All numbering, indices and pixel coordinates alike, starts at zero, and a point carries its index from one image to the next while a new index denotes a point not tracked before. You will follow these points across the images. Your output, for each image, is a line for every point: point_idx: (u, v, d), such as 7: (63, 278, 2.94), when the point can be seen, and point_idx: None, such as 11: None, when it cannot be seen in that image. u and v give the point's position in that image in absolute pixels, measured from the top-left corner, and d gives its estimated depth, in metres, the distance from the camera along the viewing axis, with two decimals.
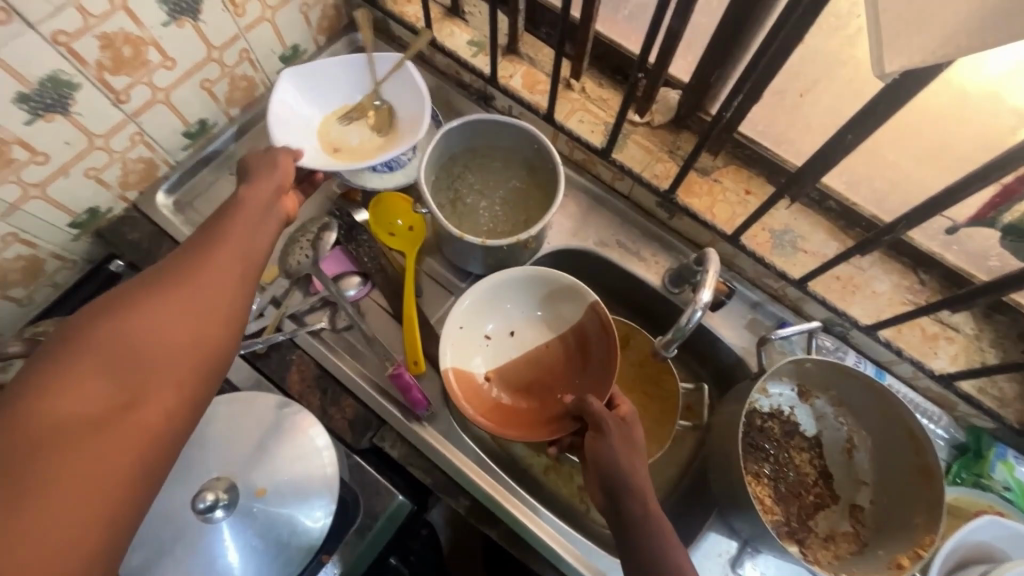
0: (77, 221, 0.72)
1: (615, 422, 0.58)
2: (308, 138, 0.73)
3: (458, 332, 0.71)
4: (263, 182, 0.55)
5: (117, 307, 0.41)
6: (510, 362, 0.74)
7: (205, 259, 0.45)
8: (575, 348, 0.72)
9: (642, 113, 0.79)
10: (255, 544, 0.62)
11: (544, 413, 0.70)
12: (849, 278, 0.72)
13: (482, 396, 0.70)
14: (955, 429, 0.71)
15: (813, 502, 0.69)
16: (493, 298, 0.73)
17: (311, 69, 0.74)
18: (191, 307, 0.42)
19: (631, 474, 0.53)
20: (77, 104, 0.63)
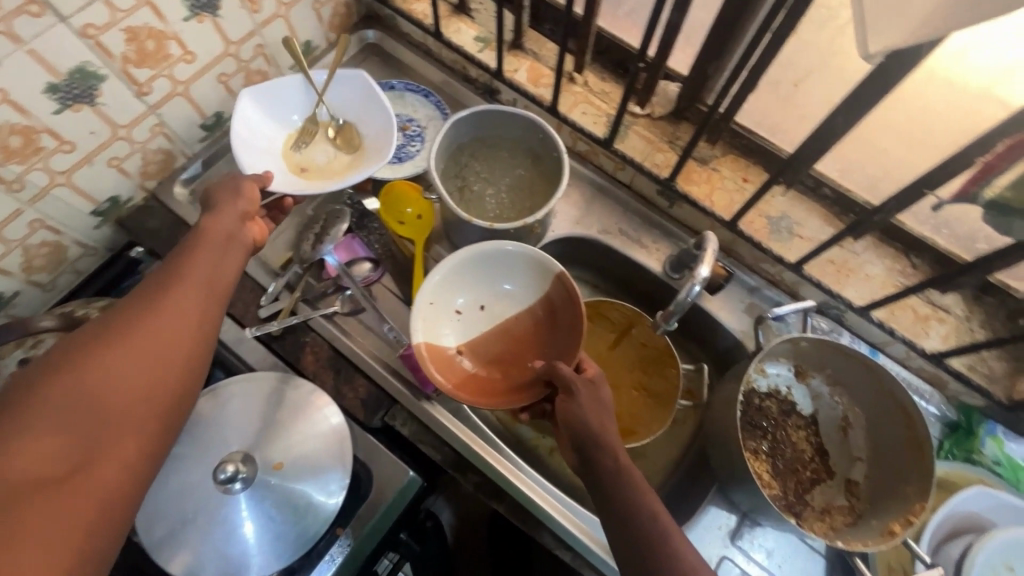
0: (99, 209, 0.75)
1: (585, 386, 0.63)
2: (272, 158, 0.75)
3: (427, 308, 0.71)
4: (228, 210, 0.62)
5: (89, 349, 0.46)
6: (480, 335, 0.74)
7: (169, 295, 0.52)
8: (543, 317, 0.73)
9: (643, 105, 0.82)
10: (272, 516, 0.64)
11: (513, 382, 0.70)
12: (844, 262, 0.75)
13: (453, 369, 0.70)
14: (946, 407, 0.74)
15: (810, 477, 0.71)
16: (462, 271, 0.73)
17: (266, 87, 0.76)
18: (159, 344, 0.49)
19: (600, 431, 0.59)
20: (102, 95, 0.66)
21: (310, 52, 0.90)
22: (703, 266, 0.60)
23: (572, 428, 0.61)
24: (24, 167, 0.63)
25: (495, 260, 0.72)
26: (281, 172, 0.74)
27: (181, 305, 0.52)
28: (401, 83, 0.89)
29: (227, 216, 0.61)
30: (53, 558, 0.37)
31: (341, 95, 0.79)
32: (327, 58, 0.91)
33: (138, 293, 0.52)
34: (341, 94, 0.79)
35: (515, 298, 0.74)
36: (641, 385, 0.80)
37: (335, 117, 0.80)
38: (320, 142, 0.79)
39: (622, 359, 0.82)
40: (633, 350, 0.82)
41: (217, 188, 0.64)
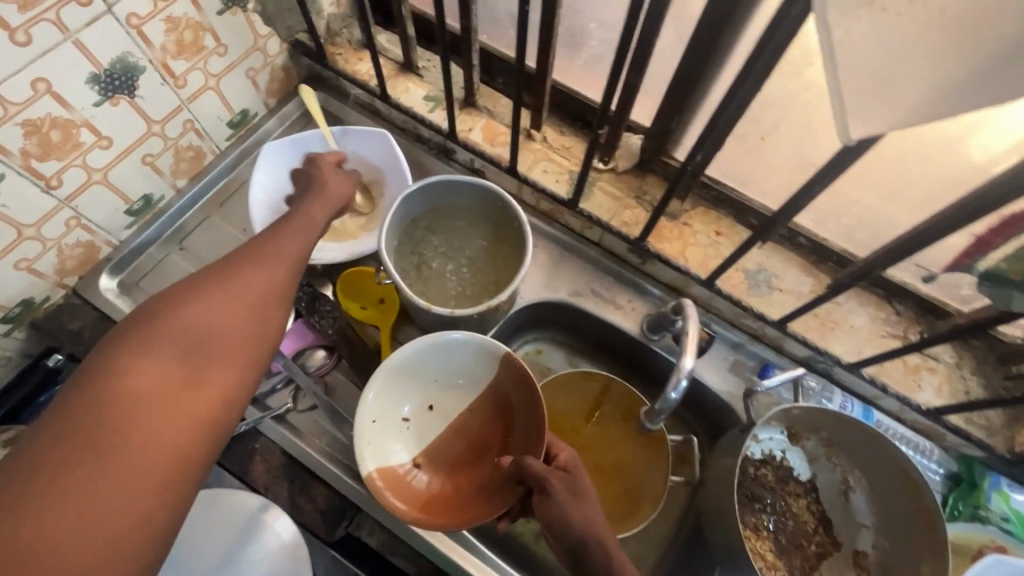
0: (8, 315, 0.66)
1: (559, 480, 0.55)
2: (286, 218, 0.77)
3: (372, 426, 0.64)
4: (331, 191, 0.62)
5: (190, 292, 0.46)
6: (434, 439, 0.68)
7: (264, 264, 0.51)
8: (496, 410, 0.68)
9: (606, 160, 0.78)
10: None
11: (478, 486, 0.63)
12: (827, 314, 0.72)
13: (412, 491, 0.63)
14: (947, 461, 0.70)
15: (815, 551, 0.67)
16: (405, 372, 0.67)
17: (287, 144, 0.77)
18: (254, 297, 0.49)
19: (587, 529, 0.52)
20: (2, 195, 0.58)
21: (247, 119, 0.83)
22: (687, 360, 0.55)
23: (556, 532, 0.53)
24: None
25: (437, 354, 0.67)
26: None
27: (276, 271, 0.51)
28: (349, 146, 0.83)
29: (332, 197, 0.62)
30: (142, 486, 0.37)
31: (362, 153, 0.79)
32: (267, 125, 0.85)
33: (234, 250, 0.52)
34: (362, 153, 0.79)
35: (469, 391, 0.69)
36: (625, 454, 0.74)
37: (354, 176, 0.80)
38: None
39: (607, 430, 0.76)
40: (614, 415, 0.76)
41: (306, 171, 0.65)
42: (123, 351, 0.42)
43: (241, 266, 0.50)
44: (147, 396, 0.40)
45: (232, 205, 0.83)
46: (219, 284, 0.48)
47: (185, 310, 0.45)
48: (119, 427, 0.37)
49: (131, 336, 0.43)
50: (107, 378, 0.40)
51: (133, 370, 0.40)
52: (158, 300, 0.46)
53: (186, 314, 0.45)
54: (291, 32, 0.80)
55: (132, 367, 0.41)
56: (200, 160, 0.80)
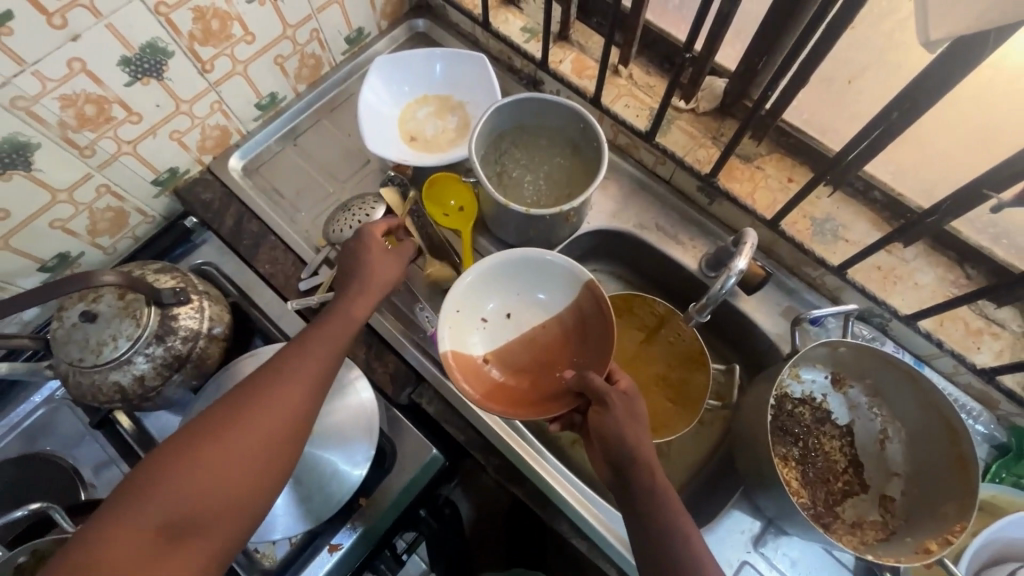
0: (159, 178, 0.80)
1: (620, 398, 0.59)
2: (387, 123, 0.85)
3: (454, 315, 0.71)
4: (367, 290, 0.62)
5: (219, 421, 0.49)
6: (507, 343, 0.74)
7: (285, 390, 0.52)
8: (572, 327, 0.73)
9: (687, 100, 0.81)
10: (298, 479, 0.67)
11: (544, 393, 0.69)
12: (891, 268, 0.72)
13: (481, 378, 0.70)
14: (995, 428, 0.69)
15: (841, 489, 0.69)
16: (491, 276, 0.73)
17: (396, 60, 0.85)
18: (275, 427, 0.51)
19: (636, 448, 0.56)
20: (169, 70, 0.70)
21: (361, 38, 0.92)
22: (739, 258, 0.60)
23: (606, 443, 0.57)
24: (96, 134, 0.68)
25: (528, 269, 0.73)
26: (393, 139, 0.84)
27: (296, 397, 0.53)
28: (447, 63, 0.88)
29: (366, 299, 0.62)
30: None
31: (461, 75, 0.87)
32: (378, 45, 0.94)
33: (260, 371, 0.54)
34: (461, 75, 0.87)
35: (546, 307, 0.74)
36: (665, 377, 0.80)
37: (451, 95, 0.88)
38: (433, 114, 0.87)
39: (653, 358, 0.81)
40: (665, 349, 0.81)
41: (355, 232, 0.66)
42: (150, 488, 0.45)
43: (256, 406, 0.51)
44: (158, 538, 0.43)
45: (340, 113, 0.92)
46: (236, 430, 0.49)
47: (197, 471, 0.46)
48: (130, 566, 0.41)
49: (154, 470, 0.46)
50: (102, 542, 0.42)
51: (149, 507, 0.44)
52: (178, 442, 0.48)
53: (197, 475, 0.46)
54: None
55: (123, 537, 0.42)
56: (319, 69, 0.90)
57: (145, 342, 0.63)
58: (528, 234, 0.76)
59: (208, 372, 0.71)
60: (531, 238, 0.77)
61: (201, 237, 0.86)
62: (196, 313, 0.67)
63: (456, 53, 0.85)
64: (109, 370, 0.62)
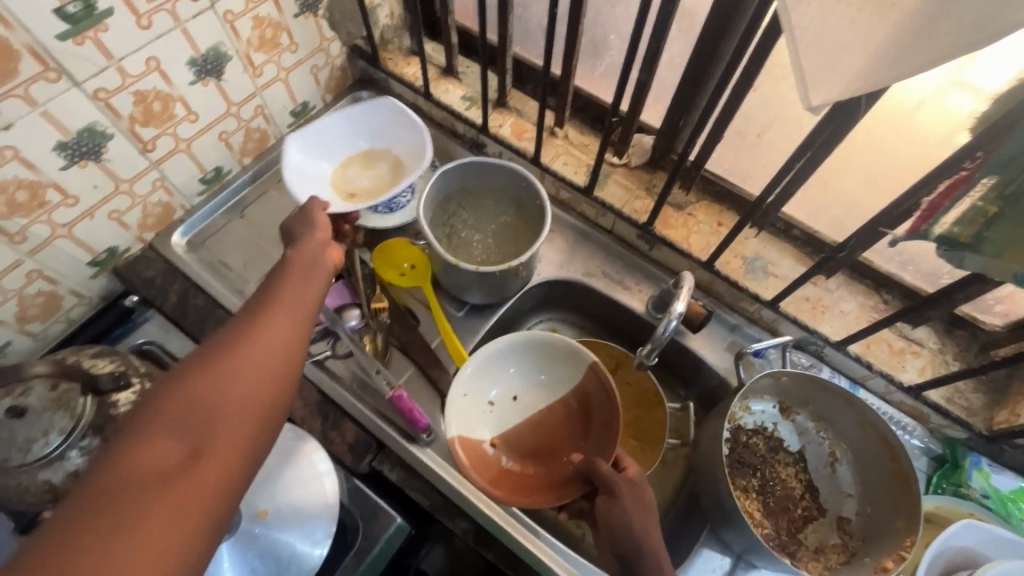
0: (96, 259, 0.77)
1: (627, 485, 0.58)
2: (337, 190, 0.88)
3: (462, 400, 0.74)
4: (305, 241, 0.58)
5: (206, 354, 0.43)
6: (514, 428, 0.76)
7: (272, 315, 0.48)
8: (576, 409, 0.75)
9: (620, 156, 0.87)
10: (255, 566, 0.64)
11: (553, 478, 0.71)
12: (818, 299, 0.78)
13: (490, 466, 0.72)
14: (930, 441, 0.74)
15: (801, 515, 0.71)
16: (494, 361, 0.76)
17: (310, 128, 0.84)
18: (268, 345, 0.45)
19: (643, 540, 0.53)
20: (108, 152, 0.70)
21: (307, 111, 0.95)
22: (677, 304, 0.66)
23: (614, 535, 0.56)
24: (28, 220, 0.66)
25: (530, 353, 0.77)
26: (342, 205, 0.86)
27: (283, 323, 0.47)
28: None
29: (307, 247, 0.57)
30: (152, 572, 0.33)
31: (375, 124, 0.88)
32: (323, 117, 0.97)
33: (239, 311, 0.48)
34: (375, 123, 0.87)
35: (548, 390, 0.77)
36: (625, 422, 0.81)
37: (372, 146, 0.88)
38: (362, 166, 0.87)
39: None
40: (624, 392, 0.82)
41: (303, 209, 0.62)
42: (140, 422, 0.38)
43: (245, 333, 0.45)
44: (162, 468, 0.36)
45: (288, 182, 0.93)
46: (224, 354, 0.43)
47: (180, 403, 0.40)
48: (133, 500, 0.34)
49: (142, 408, 0.39)
50: (95, 482, 0.35)
51: (143, 441, 0.37)
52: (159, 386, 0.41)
53: (180, 408, 0.40)
54: (351, 37, 0.92)
55: (110, 474, 0.35)
56: (264, 142, 0.91)
57: (80, 435, 0.59)
58: (480, 291, 0.78)
59: None
60: (486, 294, 0.79)
61: (143, 315, 0.83)
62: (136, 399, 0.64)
63: (358, 105, 0.86)
64: (38, 469, 0.57)
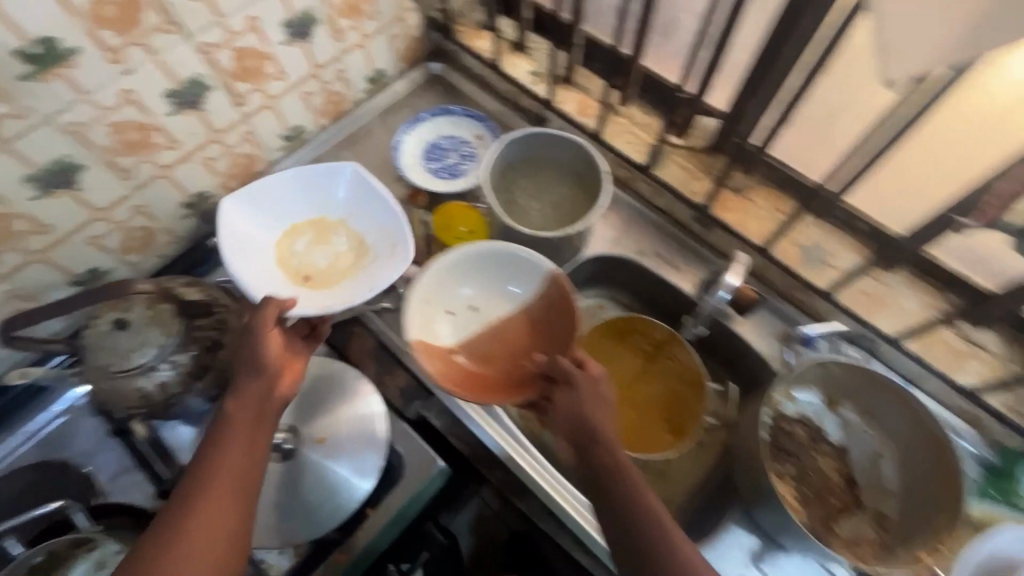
0: (189, 202, 0.85)
1: (584, 375, 0.64)
2: (402, 155, 0.93)
3: (421, 306, 0.73)
4: (246, 388, 0.60)
5: (155, 547, 0.51)
6: (474, 334, 0.76)
7: (213, 498, 0.54)
8: (535, 317, 0.75)
9: (681, 137, 0.87)
10: (309, 487, 0.69)
11: (513, 377, 0.72)
12: (876, 294, 0.76)
13: (451, 367, 0.73)
14: (985, 448, 0.71)
15: (837, 506, 0.70)
16: (458, 266, 0.75)
17: (252, 193, 0.77)
18: (208, 531, 0.53)
19: (596, 425, 0.61)
20: (208, 102, 0.76)
21: (382, 78, 1.00)
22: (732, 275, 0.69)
23: (570, 418, 0.62)
24: (137, 159, 0.74)
25: (492, 260, 0.75)
26: (407, 170, 0.92)
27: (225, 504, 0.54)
28: (459, 108, 0.96)
29: (247, 400, 0.59)
30: None
31: (326, 192, 0.80)
32: (396, 85, 1.02)
33: (185, 483, 0.55)
34: (326, 195, 0.80)
35: (511, 300, 0.76)
36: (667, 399, 0.82)
37: (325, 216, 0.81)
38: (318, 243, 0.80)
39: (652, 381, 0.84)
40: (667, 371, 0.83)
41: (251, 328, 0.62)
42: None
43: (187, 520, 0.53)
44: None
45: (360, 146, 0.99)
46: (167, 549, 0.51)
47: None
48: None
49: None
50: None
51: None
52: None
53: None
54: (428, 9, 0.96)
55: None
56: (341, 105, 0.97)
57: (171, 350, 0.66)
58: None
59: None
60: None
61: (224, 258, 0.92)
62: (218, 325, 0.71)
63: (310, 173, 0.79)
64: (134, 377, 0.65)
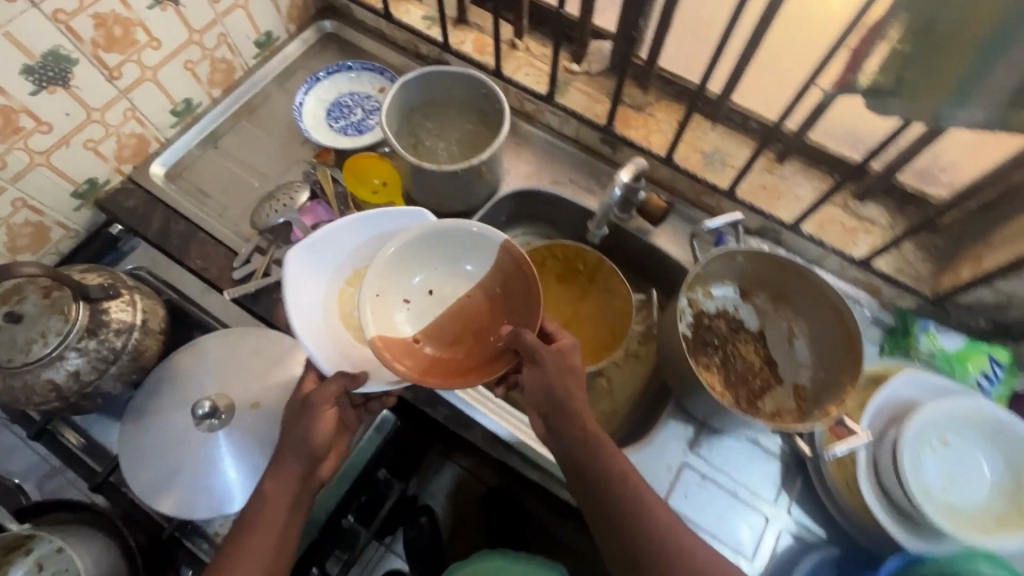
0: (78, 191, 0.81)
1: (550, 352, 0.61)
2: (303, 117, 0.90)
3: (373, 299, 0.63)
4: (287, 470, 0.60)
5: None
6: (435, 319, 0.66)
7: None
8: (495, 291, 0.66)
9: (579, 64, 0.88)
10: (246, 456, 0.67)
11: (483, 355, 0.63)
12: (774, 187, 0.80)
13: (413, 357, 0.62)
14: (883, 313, 0.78)
15: (759, 386, 0.76)
16: (411, 247, 0.65)
17: (313, 244, 0.66)
18: None
19: (566, 400, 0.61)
20: (75, 77, 0.72)
21: (271, 41, 0.96)
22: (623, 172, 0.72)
23: (540, 393, 0.62)
24: (5, 147, 0.69)
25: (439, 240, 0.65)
26: (311, 131, 0.89)
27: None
28: (356, 63, 0.94)
29: (287, 481, 0.60)
30: None
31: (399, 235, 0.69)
32: (288, 47, 0.98)
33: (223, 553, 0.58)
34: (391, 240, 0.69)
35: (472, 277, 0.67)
36: (597, 318, 0.86)
37: None
38: None
39: (584, 304, 0.87)
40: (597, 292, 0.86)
41: (304, 408, 0.61)
42: None
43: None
44: None
45: (259, 114, 0.95)
46: None
47: None
48: None
49: None
50: None
51: None
52: None
53: None
54: None
55: None
56: (231, 74, 0.92)
57: (75, 337, 0.63)
58: (450, 196, 0.80)
59: (147, 367, 0.72)
60: (456, 200, 0.81)
61: (128, 245, 0.89)
62: (127, 307, 0.69)
63: (374, 217, 0.67)
64: (40, 369, 0.62)
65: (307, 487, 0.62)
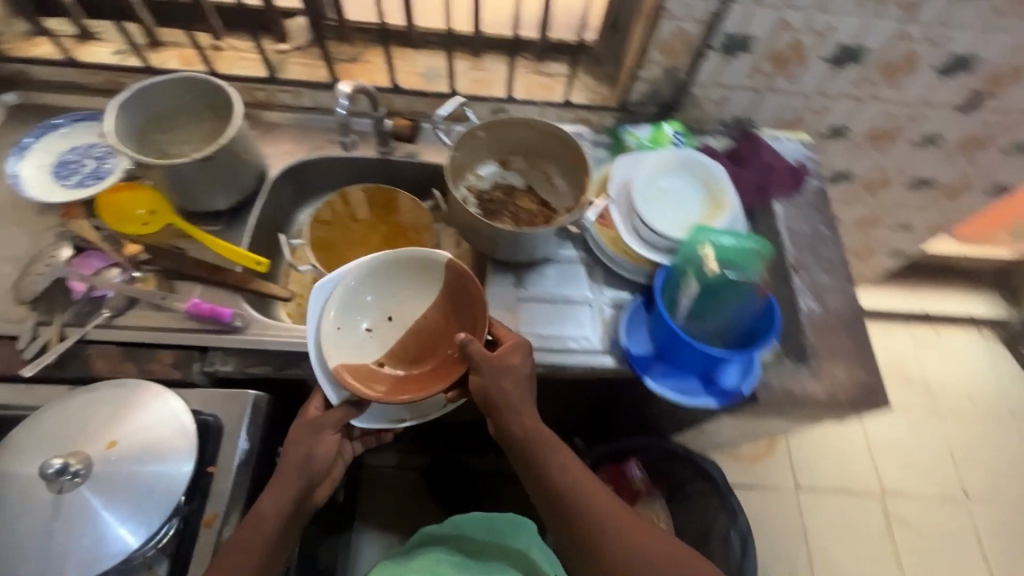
0: None
1: (489, 364, 0.67)
2: (27, 183, 0.85)
3: (335, 334, 0.69)
4: (285, 488, 0.65)
5: None
6: (398, 342, 0.72)
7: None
8: (448, 307, 0.73)
9: (285, 42, 0.97)
10: (120, 495, 0.64)
11: (441, 361, 0.70)
12: (483, 78, 0.98)
13: (379, 379, 0.69)
14: (599, 136, 1.01)
15: (543, 221, 0.94)
16: (359, 284, 0.72)
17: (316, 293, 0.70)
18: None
19: (505, 403, 0.68)
20: None
21: None
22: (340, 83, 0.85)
23: (482, 395, 0.68)
24: None
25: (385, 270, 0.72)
26: (42, 193, 0.84)
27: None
28: (64, 118, 0.91)
29: (286, 492, 0.65)
30: None
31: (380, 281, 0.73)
32: None
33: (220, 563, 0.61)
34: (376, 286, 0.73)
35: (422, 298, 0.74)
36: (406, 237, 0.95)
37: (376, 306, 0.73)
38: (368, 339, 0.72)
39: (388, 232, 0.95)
40: (396, 216, 0.95)
41: (304, 428, 0.68)
42: None
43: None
44: None
45: None
46: None
47: None
48: None
49: None
50: None
51: None
52: None
53: None
54: None
55: None
56: None
57: None
58: (220, 189, 0.84)
59: None
60: (227, 191, 0.85)
61: None
62: None
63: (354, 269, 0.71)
64: None
65: (300, 509, 0.66)
